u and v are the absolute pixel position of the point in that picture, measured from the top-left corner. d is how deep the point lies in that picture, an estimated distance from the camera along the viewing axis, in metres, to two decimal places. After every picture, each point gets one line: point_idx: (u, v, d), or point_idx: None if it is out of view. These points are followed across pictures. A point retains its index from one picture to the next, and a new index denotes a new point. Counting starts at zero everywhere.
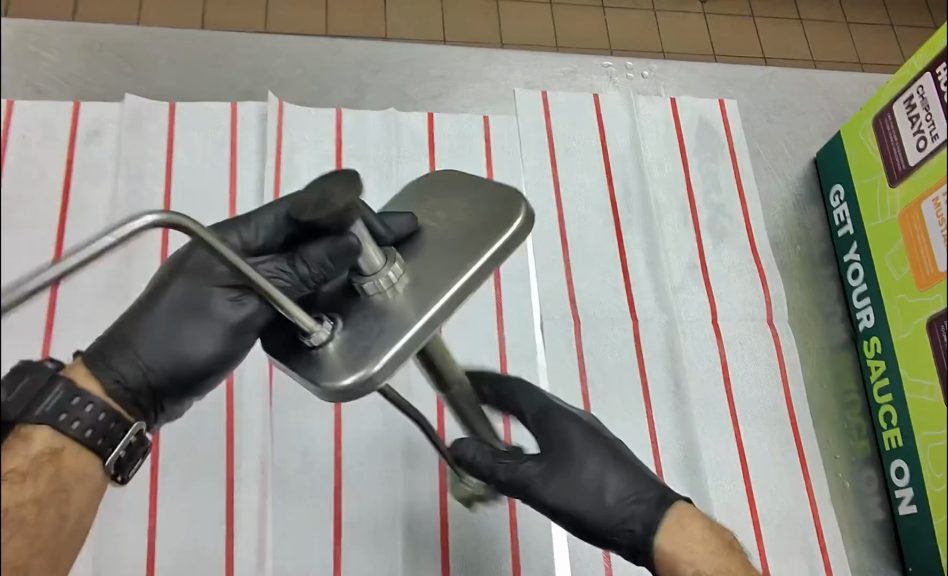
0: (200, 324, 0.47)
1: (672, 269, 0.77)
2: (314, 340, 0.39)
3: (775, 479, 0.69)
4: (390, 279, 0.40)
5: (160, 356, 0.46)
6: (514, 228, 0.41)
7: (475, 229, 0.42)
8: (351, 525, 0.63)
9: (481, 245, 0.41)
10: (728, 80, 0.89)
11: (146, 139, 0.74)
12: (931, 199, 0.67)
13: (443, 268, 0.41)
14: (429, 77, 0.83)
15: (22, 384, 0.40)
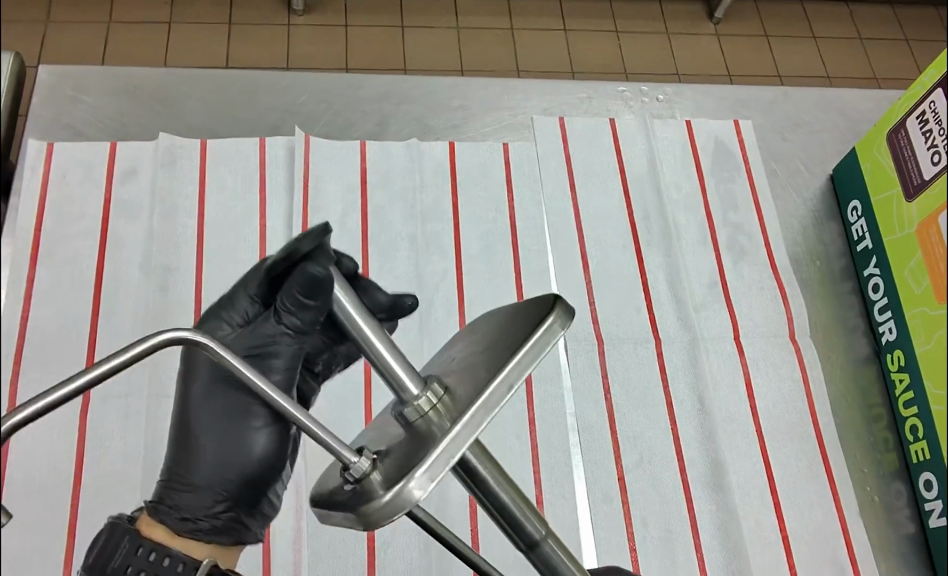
0: (243, 430, 0.49)
1: (693, 288, 0.78)
2: (353, 474, 0.33)
3: (802, 492, 0.70)
4: (428, 401, 0.34)
5: (220, 485, 0.48)
6: (545, 324, 0.34)
7: (508, 340, 0.35)
8: (384, 549, 0.64)
9: (510, 352, 0.33)
10: (742, 101, 0.91)
11: (179, 175, 0.77)
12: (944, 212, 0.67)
13: (482, 374, 0.34)
14: (450, 107, 0.85)
15: (120, 547, 0.45)
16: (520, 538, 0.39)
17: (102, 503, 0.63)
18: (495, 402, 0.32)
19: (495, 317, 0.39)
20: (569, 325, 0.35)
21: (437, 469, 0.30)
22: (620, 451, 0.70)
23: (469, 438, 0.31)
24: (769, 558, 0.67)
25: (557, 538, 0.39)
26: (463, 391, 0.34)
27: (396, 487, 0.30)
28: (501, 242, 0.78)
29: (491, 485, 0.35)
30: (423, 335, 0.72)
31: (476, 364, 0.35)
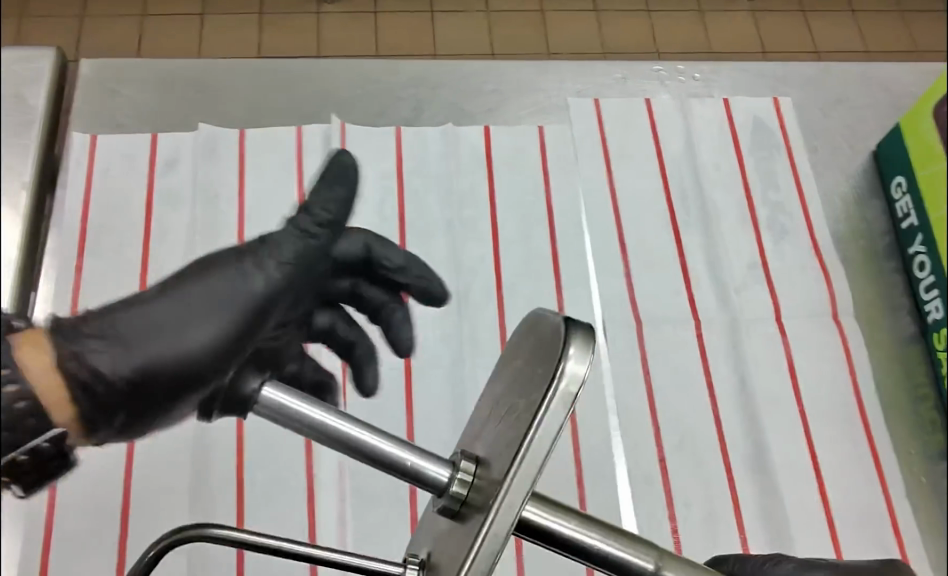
0: None
1: (733, 269, 0.77)
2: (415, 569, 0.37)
3: (846, 472, 0.69)
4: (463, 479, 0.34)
5: None
6: (561, 366, 0.32)
7: (529, 392, 0.34)
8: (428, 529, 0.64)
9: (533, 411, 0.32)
10: (781, 77, 0.89)
11: (219, 165, 0.78)
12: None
13: (511, 438, 0.33)
14: (485, 91, 0.85)
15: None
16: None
17: (153, 487, 0.64)
18: (531, 474, 0.31)
19: (522, 354, 0.37)
20: (588, 357, 0.33)
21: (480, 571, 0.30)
22: (660, 433, 0.69)
23: (512, 515, 0.31)
24: (813, 539, 0.66)
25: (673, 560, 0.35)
26: (493, 465, 0.33)
27: None
28: (538, 226, 0.78)
29: (569, 532, 0.34)
30: (462, 320, 0.73)
31: (510, 421, 0.34)
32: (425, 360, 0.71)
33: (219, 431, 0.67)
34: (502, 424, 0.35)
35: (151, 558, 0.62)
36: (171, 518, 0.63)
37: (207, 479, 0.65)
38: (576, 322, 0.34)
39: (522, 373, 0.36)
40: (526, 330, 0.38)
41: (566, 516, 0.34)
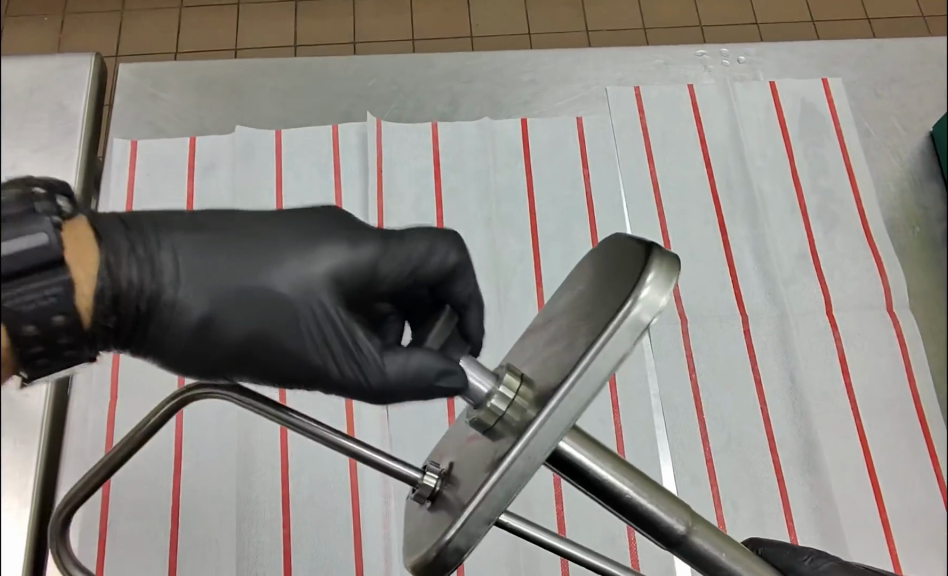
0: None
1: (781, 260, 0.75)
2: (423, 491, 0.37)
3: (903, 471, 0.67)
4: (505, 399, 0.35)
5: None
6: (642, 278, 0.33)
7: (595, 316, 0.34)
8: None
9: (605, 322, 0.33)
10: (830, 57, 0.85)
11: (257, 166, 0.78)
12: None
13: (574, 349, 0.34)
14: (521, 83, 0.83)
15: None
16: (667, 536, 0.38)
17: (200, 489, 0.65)
18: (593, 381, 0.32)
19: (589, 274, 0.37)
20: (668, 290, 0.33)
21: (488, 512, 0.32)
22: (707, 432, 0.68)
23: (556, 430, 0.32)
24: (866, 540, 0.64)
25: (701, 526, 0.39)
26: (539, 382, 0.35)
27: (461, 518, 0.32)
28: (579, 220, 0.76)
29: (605, 475, 0.36)
30: (502, 317, 0.72)
31: (574, 334, 0.35)
32: None
33: (263, 435, 0.67)
34: (559, 339, 0.36)
35: (200, 561, 0.63)
36: (218, 519, 0.64)
37: (254, 483, 0.66)
38: (664, 251, 0.34)
39: (589, 292, 0.36)
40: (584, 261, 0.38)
41: (606, 463, 0.36)
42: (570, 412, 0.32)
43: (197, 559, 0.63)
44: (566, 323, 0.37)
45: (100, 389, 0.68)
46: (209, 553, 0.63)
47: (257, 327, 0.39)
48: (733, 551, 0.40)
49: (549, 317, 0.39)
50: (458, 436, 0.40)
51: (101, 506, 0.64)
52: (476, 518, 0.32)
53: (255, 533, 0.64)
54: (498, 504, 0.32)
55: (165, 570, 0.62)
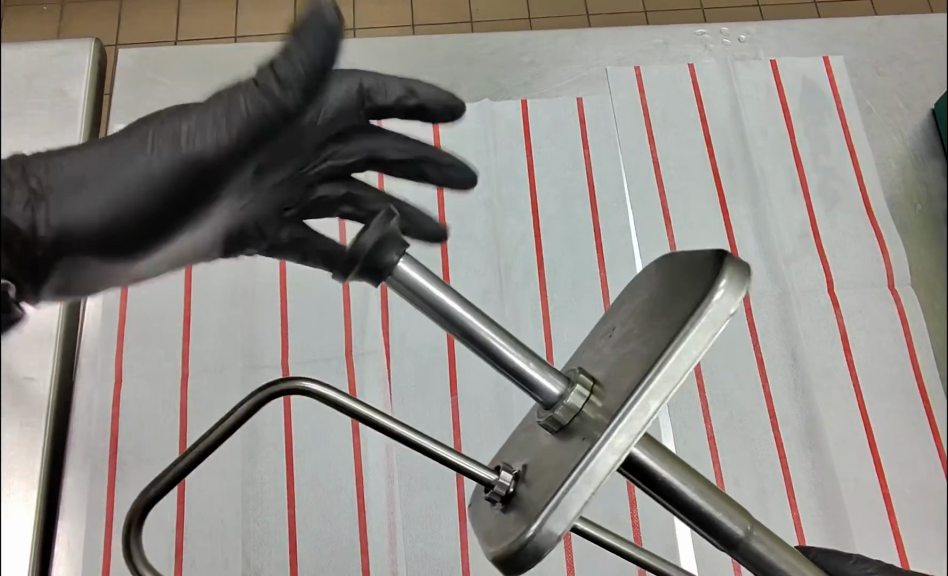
0: None
1: (782, 238, 0.75)
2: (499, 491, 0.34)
3: (904, 446, 0.67)
4: (579, 396, 0.32)
5: None
6: (715, 284, 0.30)
7: (665, 320, 0.31)
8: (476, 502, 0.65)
9: (677, 329, 0.30)
10: (831, 35, 0.85)
11: None
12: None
13: (642, 357, 0.31)
14: (521, 64, 0.83)
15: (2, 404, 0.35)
16: (725, 539, 0.35)
17: (206, 471, 0.66)
18: (667, 387, 0.29)
19: (652, 282, 0.34)
20: (741, 293, 0.30)
21: (570, 510, 0.29)
22: (709, 410, 0.68)
23: (636, 434, 0.29)
24: (868, 516, 0.65)
25: (760, 530, 0.35)
26: (610, 387, 0.32)
27: (545, 513, 0.29)
28: (579, 200, 0.76)
29: (667, 476, 0.33)
30: (503, 299, 0.72)
31: (640, 344, 0.32)
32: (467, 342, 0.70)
33: (267, 417, 0.68)
34: (625, 349, 0.33)
35: (206, 541, 0.63)
36: (224, 500, 0.65)
37: (258, 463, 0.66)
38: (733, 255, 0.31)
39: (654, 302, 0.33)
40: (646, 271, 0.35)
41: (666, 463, 0.33)
42: (657, 404, 0.29)
43: (203, 539, 0.64)
44: (628, 337, 0.34)
45: (103, 370, 0.68)
46: (216, 533, 0.64)
47: (159, 163, 0.35)
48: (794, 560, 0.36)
49: (608, 329, 0.36)
50: (530, 438, 0.37)
51: (106, 483, 0.65)
52: (556, 519, 0.29)
53: (261, 513, 0.64)
54: (580, 498, 0.29)
55: (172, 551, 0.63)
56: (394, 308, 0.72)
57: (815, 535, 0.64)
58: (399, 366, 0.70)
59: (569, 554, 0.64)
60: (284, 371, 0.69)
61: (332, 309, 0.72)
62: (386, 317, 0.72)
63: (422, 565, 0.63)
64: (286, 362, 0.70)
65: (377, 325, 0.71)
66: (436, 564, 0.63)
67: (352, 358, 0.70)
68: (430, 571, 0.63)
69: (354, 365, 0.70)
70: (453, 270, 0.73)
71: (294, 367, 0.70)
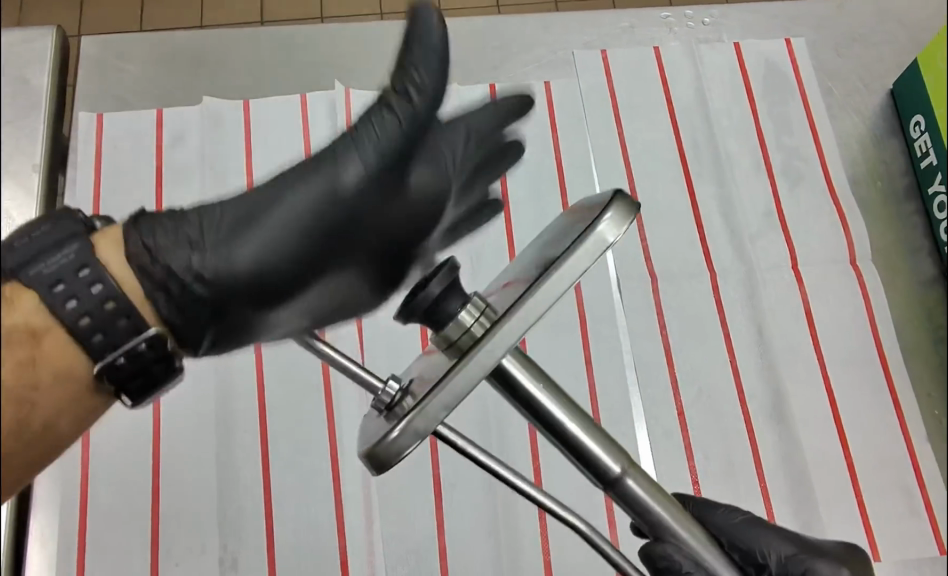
0: None
1: (748, 217, 0.77)
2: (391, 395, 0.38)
3: (867, 417, 0.69)
4: (470, 314, 0.36)
5: None
6: (603, 214, 0.35)
7: (559, 247, 0.37)
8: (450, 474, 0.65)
9: (567, 247, 0.35)
10: (793, 18, 0.87)
11: (225, 137, 0.78)
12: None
13: (533, 275, 0.36)
14: (489, 48, 0.83)
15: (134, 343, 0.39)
16: (601, 472, 0.40)
17: (181, 458, 0.66)
18: (552, 289, 0.34)
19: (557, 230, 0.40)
20: (624, 226, 0.35)
21: (457, 391, 0.34)
22: (678, 386, 0.70)
23: (521, 328, 0.34)
24: (833, 486, 0.66)
25: (636, 471, 0.41)
26: (503, 303, 0.37)
27: (432, 398, 0.34)
28: (548, 182, 0.77)
29: (546, 403, 0.39)
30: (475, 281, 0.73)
31: (535, 267, 0.37)
32: None
33: (241, 402, 0.68)
34: (520, 274, 0.39)
35: (182, 527, 0.64)
36: (200, 486, 0.65)
37: (233, 449, 0.66)
38: (625, 198, 0.36)
39: (554, 240, 0.39)
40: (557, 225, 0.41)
41: (547, 392, 0.39)
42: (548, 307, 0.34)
43: (180, 524, 0.64)
44: (529, 266, 0.39)
45: None
46: (192, 520, 0.64)
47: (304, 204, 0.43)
48: (667, 502, 0.43)
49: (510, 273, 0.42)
50: (428, 362, 0.41)
51: (80, 473, 0.64)
52: (437, 404, 0.34)
53: (237, 499, 0.65)
54: (474, 376, 0.34)
55: (148, 538, 0.63)
56: None
57: (781, 505, 0.66)
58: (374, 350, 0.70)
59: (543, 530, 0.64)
60: (257, 357, 0.69)
61: None
62: None
63: (399, 548, 0.63)
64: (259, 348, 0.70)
65: None
66: (412, 545, 0.63)
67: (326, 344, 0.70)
68: (406, 550, 0.63)
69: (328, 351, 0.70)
70: None
71: (267, 353, 0.70)
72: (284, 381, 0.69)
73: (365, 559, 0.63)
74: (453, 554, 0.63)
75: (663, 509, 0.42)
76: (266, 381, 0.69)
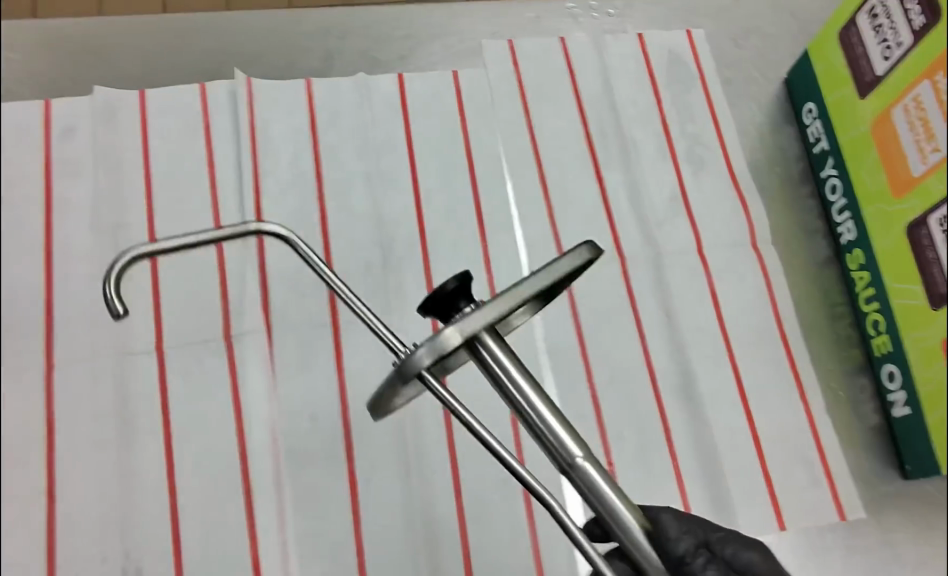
0: None
1: (654, 203, 0.78)
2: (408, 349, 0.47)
3: (771, 393, 0.71)
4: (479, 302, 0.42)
5: None
6: (578, 246, 0.43)
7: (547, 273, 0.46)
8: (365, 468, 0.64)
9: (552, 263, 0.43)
10: (693, 10, 0.89)
11: (119, 128, 0.74)
12: (929, 81, 0.66)
13: None
14: (396, 38, 0.83)
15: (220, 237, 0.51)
16: (560, 457, 0.43)
17: (78, 465, 0.63)
18: (531, 288, 0.40)
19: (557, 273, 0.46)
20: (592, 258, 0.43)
21: (454, 335, 0.39)
22: (591, 371, 0.70)
23: (504, 307, 0.40)
24: (741, 460, 0.68)
25: (593, 460, 0.42)
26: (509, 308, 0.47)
27: (433, 340, 0.39)
28: (458, 172, 0.77)
29: (518, 381, 0.42)
30: (387, 272, 0.72)
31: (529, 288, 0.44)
32: (352, 316, 0.70)
33: (142, 404, 0.65)
34: None
35: (82, 537, 0.61)
36: (99, 494, 0.62)
37: (135, 453, 0.63)
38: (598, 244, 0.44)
39: None
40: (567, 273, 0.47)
41: (524, 376, 0.43)
42: (536, 286, 0.41)
43: (78, 535, 0.61)
44: None
45: None
46: (92, 529, 0.61)
47: None
48: (628, 503, 0.43)
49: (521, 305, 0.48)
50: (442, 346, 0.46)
51: None
52: (431, 348, 0.39)
53: (140, 505, 0.62)
54: (471, 326, 0.39)
55: (43, 551, 0.60)
56: (275, 286, 0.70)
57: (692, 481, 0.67)
58: (282, 344, 0.68)
59: (461, 520, 0.64)
60: (159, 356, 0.66)
61: (208, 289, 0.69)
62: (266, 296, 0.69)
63: (313, 546, 0.62)
64: (160, 347, 0.67)
65: (257, 304, 0.69)
66: (327, 542, 0.62)
67: (231, 340, 0.68)
68: (321, 548, 0.62)
69: (234, 347, 0.67)
70: (333, 246, 0.72)
71: (169, 352, 0.67)
72: (187, 380, 0.66)
73: (277, 560, 0.61)
74: (370, 549, 0.62)
75: (621, 506, 0.42)
76: (168, 380, 0.66)
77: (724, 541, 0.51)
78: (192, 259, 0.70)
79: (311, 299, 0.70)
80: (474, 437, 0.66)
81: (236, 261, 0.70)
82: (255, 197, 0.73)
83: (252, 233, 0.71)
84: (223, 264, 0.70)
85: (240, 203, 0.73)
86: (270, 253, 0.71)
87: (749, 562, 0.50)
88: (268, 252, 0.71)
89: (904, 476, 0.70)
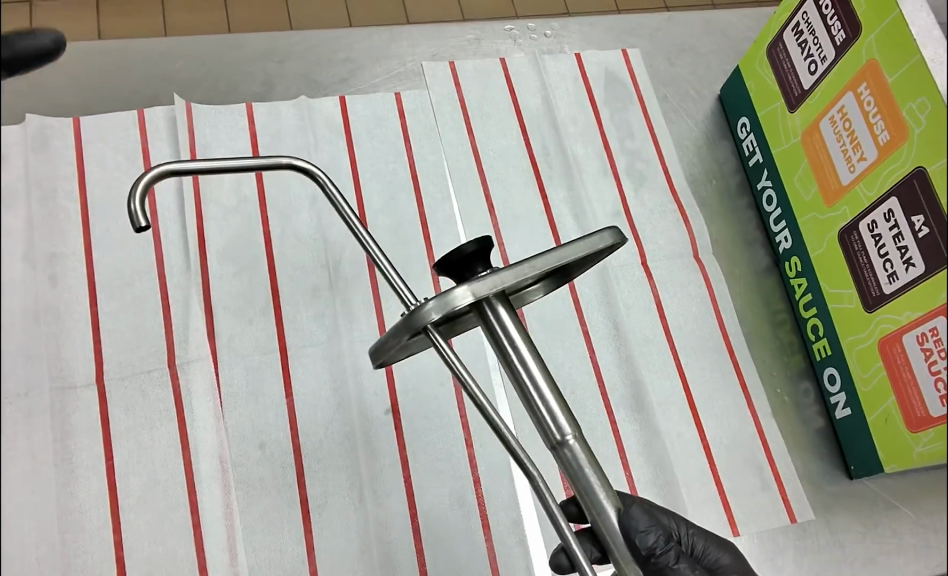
0: None
1: (598, 218, 0.79)
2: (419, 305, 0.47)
3: (718, 400, 0.72)
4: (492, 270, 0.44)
5: None
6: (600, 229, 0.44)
7: None
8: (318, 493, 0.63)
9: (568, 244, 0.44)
10: (627, 30, 0.91)
11: (53, 156, 0.72)
12: (852, 92, 0.69)
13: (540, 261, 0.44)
14: (336, 61, 0.83)
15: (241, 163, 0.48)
16: (549, 433, 0.43)
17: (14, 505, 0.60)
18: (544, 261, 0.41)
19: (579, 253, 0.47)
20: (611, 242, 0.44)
21: (460, 294, 0.40)
22: None
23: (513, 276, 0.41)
24: (693, 468, 0.69)
25: (582, 442, 0.43)
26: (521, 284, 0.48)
27: (442, 297, 0.40)
28: (404, 192, 0.77)
29: (523, 351, 0.43)
30: (334, 294, 0.71)
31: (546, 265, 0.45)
32: (300, 339, 0.69)
33: (83, 438, 0.63)
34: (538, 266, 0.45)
35: None
36: (38, 535, 0.59)
37: (76, 490, 0.61)
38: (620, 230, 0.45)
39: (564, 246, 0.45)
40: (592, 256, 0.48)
41: (529, 349, 0.44)
42: (550, 262, 0.42)
43: None
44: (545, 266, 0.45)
45: None
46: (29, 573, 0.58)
47: None
48: (608, 490, 0.43)
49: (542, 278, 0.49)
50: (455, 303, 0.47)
51: None
52: (438, 303, 0.40)
53: (83, 545, 0.59)
54: (483, 289, 0.41)
55: None
56: (220, 312, 0.69)
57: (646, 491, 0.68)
58: (228, 370, 0.67)
59: (418, 541, 0.63)
60: (100, 389, 0.65)
61: (150, 318, 0.68)
62: (210, 323, 0.68)
63: None
64: (101, 379, 0.65)
65: (202, 330, 0.67)
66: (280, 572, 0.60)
67: (176, 368, 0.66)
68: None
69: (179, 376, 0.66)
70: (279, 269, 0.71)
71: (111, 385, 0.65)
72: (130, 412, 0.64)
73: None
74: None
75: (601, 490, 0.43)
76: (110, 414, 0.64)
77: (698, 538, 0.53)
78: (132, 288, 0.69)
79: (258, 324, 0.69)
80: (428, 459, 0.66)
81: (179, 290, 0.69)
82: (197, 222, 0.71)
83: (195, 259, 0.70)
84: (165, 293, 0.69)
85: (182, 230, 0.71)
86: (215, 279, 0.70)
87: (718, 562, 0.53)
88: (212, 278, 0.70)
89: (850, 476, 0.72)
